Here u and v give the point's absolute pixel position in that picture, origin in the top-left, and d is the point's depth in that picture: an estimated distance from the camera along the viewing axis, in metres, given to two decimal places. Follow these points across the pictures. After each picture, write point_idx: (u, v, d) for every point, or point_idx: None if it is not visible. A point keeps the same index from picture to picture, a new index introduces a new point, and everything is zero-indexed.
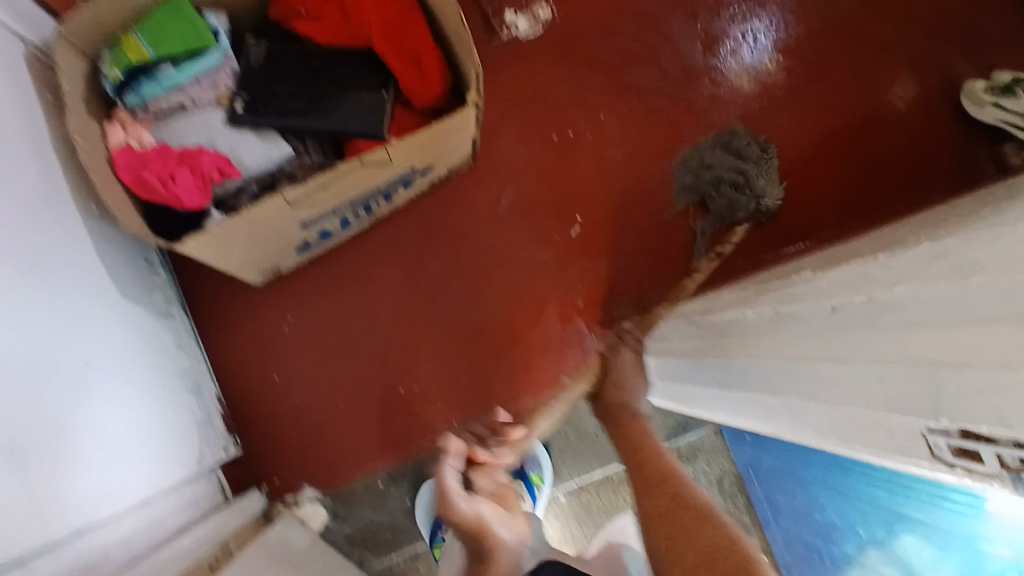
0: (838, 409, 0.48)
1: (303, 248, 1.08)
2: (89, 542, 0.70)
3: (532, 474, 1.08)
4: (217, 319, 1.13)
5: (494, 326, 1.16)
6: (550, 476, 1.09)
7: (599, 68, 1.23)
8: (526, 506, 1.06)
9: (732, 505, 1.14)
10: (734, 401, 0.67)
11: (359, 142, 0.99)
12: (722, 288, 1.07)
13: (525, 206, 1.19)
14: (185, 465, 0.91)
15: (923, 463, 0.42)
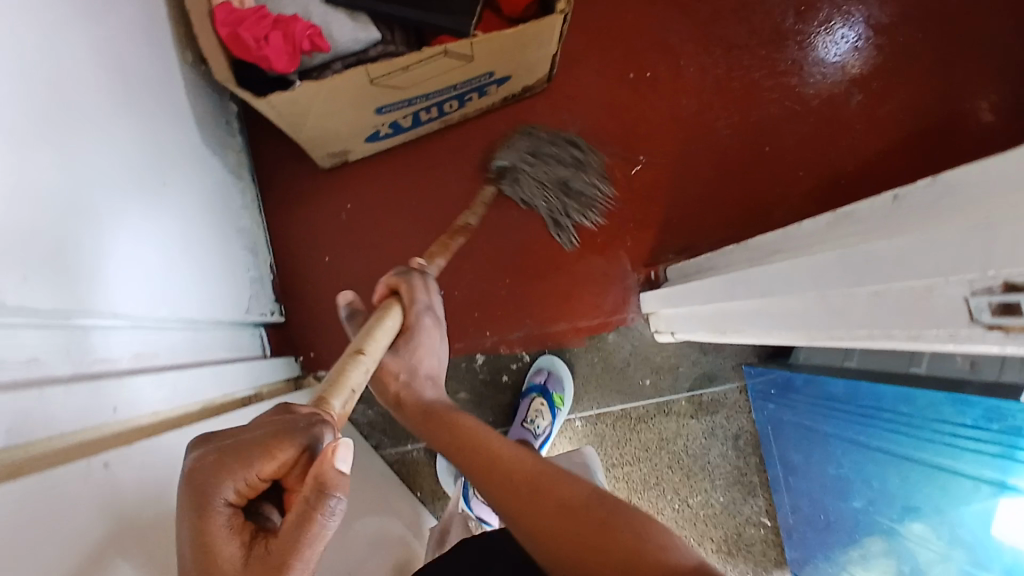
0: (885, 288, 0.49)
1: (374, 137, 1.12)
2: (148, 336, 0.73)
3: (555, 395, 1.12)
4: (281, 194, 1.18)
5: (542, 247, 1.18)
6: (570, 399, 1.14)
7: (688, 15, 1.23)
8: (545, 421, 1.11)
9: (745, 463, 1.16)
10: (773, 310, 0.68)
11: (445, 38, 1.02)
12: None
13: (591, 137, 1.20)
14: (234, 308, 0.95)
15: (960, 331, 0.43)
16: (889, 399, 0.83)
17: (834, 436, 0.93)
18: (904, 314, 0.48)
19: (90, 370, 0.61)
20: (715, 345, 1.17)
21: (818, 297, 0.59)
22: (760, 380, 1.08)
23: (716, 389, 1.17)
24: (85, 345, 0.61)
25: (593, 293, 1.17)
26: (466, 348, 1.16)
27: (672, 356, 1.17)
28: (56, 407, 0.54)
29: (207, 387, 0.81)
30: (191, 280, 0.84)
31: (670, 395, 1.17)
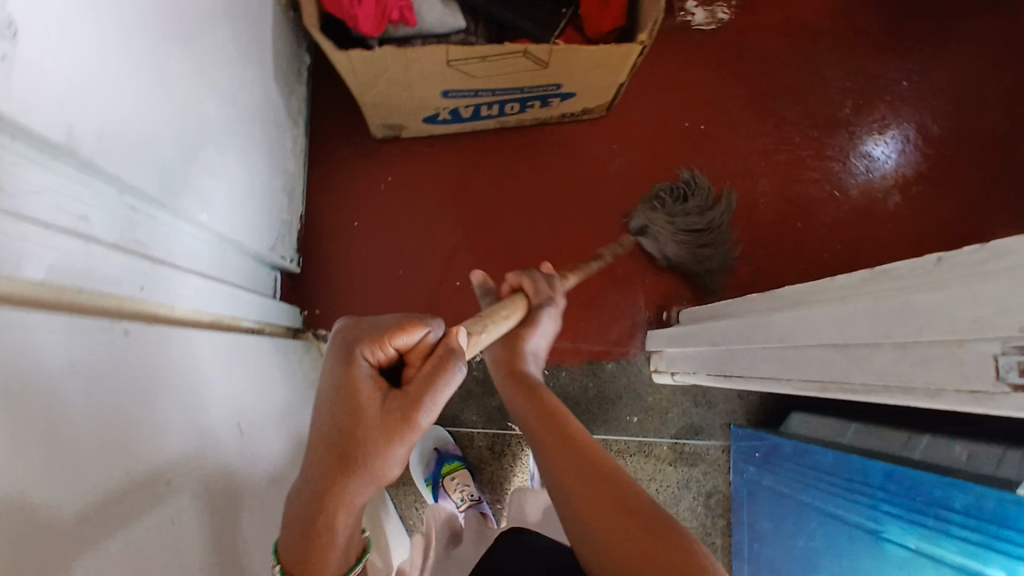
0: (914, 342, 0.50)
1: (431, 119, 1.15)
2: (181, 235, 0.74)
3: None
4: (327, 152, 1.19)
5: (564, 263, 1.20)
6: None
7: (751, 83, 1.27)
8: None
9: (711, 524, 1.16)
10: (788, 355, 0.69)
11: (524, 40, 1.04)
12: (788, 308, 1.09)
13: (635, 173, 1.23)
14: (259, 241, 0.96)
15: (985, 388, 0.44)
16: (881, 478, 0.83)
17: (809, 509, 0.92)
18: (932, 368, 0.48)
19: (126, 245, 0.62)
20: (707, 399, 1.18)
21: (840, 345, 0.60)
22: (744, 443, 1.07)
23: (700, 442, 1.17)
24: (129, 222, 0.62)
25: (602, 321, 1.19)
26: None
27: (664, 399, 1.18)
28: (93, 265, 0.55)
29: (220, 306, 0.81)
30: (230, 199, 0.85)
31: (653, 437, 1.17)
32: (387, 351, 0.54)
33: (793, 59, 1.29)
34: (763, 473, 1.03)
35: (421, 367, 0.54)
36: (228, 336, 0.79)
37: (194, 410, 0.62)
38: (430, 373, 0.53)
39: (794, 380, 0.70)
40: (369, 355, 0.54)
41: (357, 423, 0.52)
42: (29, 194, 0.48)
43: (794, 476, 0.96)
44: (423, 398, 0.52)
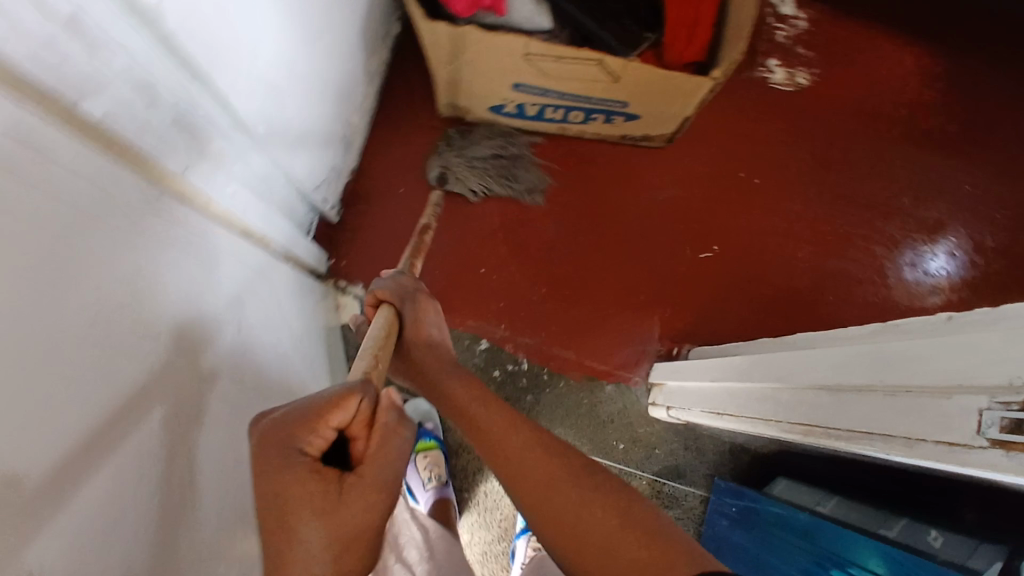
0: (906, 390, 0.49)
1: (496, 109, 1.18)
2: (240, 144, 0.76)
3: None
4: (392, 117, 1.23)
5: (589, 278, 1.21)
6: None
7: (817, 151, 1.27)
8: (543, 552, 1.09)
9: None
10: (784, 394, 0.69)
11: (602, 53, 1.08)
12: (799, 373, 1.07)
13: (680, 209, 1.24)
14: (307, 179, 0.99)
15: (963, 443, 0.43)
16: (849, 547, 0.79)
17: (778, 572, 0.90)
18: (918, 418, 0.48)
19: (185, 133, 0.64)
20: (697, 445, 1.17)
21: (835, 388, 0.59)
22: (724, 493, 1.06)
23: (680, 485, 1.16)
24: (198, 112, 0.65)
25: (612, 343, 1.19)
26: (475, 329, 1.18)
27: (655, 434, 1.17)
28: (150, 134, 0.58)
29: (257, 223, 0.85)
30: (292, 128, 0.88)
31: (635, 469, 1.16)
32: (322, 439, 0.51)
33: (864, 137, 1.28)
34: (736, 529, 1.01)
35: (374, 441, 0.53)
36: (251, 252, 0.82)
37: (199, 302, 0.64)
38: (381, 444, 0.53)
39: (782, 421, 0.69)
40: (307, 442, 0.51)
41: (314, 507, 0.48)
42: (121, 55, 0.51)
43: (766, 537, 0.93)
44: (389, 462, 0.53)
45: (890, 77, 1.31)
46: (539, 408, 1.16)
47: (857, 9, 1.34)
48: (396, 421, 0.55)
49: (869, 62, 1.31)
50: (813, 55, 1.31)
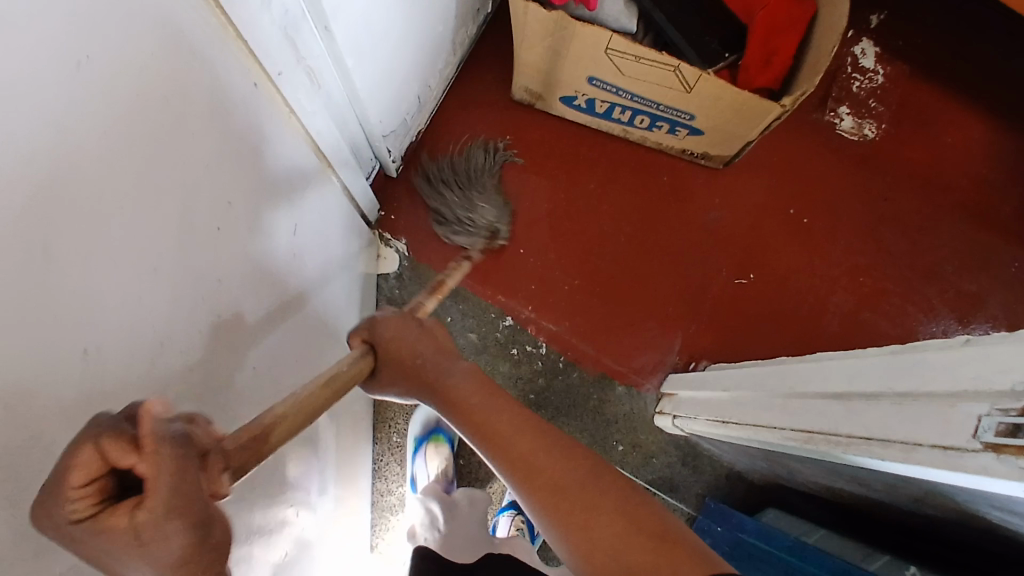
0: (912, 399, 0.51)
1: (567, 100, 1.22)
2: (336, 72, 0.81)
3: None
4: (466, 91, 1.28)
5: (623, 280, 1.23)
6: None
7: (871, 205, 1.28)
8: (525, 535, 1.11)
9: None
10: (793, 404, 0.70)
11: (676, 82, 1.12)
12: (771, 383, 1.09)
13: (725, 232, 1.26)
14: (381, 125, 1.04)
15: (955, 448, 0.45)
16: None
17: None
18: (921, 422, 0.49)
19: (296, 45, 0.69)
20: (695, 463, 1.18)
21: (844, 396, 0.61)
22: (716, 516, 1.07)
23: (670, 498, 1.16)
24: (307, 26, 0.70)
25: (632, 346, 1.21)
26: (503, 305, 1.21)
27: (655, 443, 1.18)
28: (269, 37, 0.62)
29: (329, 150, 0.89)
30: (378, 70, 0.93)
31: (628, 473, 1.17)
32: None
33: (920, 201, 1.29)
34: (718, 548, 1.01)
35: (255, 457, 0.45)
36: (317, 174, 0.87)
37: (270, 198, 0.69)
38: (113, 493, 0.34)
39: (785, 426, 0.70)
40: None
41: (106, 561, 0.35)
42: None
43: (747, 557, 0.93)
44: (188, 488, 0.35)
45: (955, 147, 1.32)
46: (549, 393, 1.18)
47: (936, 74, 1.35)
48: (174, 441, 0.35)
49: (937, 128, 1.33)
50: (884, 110, 1.32)
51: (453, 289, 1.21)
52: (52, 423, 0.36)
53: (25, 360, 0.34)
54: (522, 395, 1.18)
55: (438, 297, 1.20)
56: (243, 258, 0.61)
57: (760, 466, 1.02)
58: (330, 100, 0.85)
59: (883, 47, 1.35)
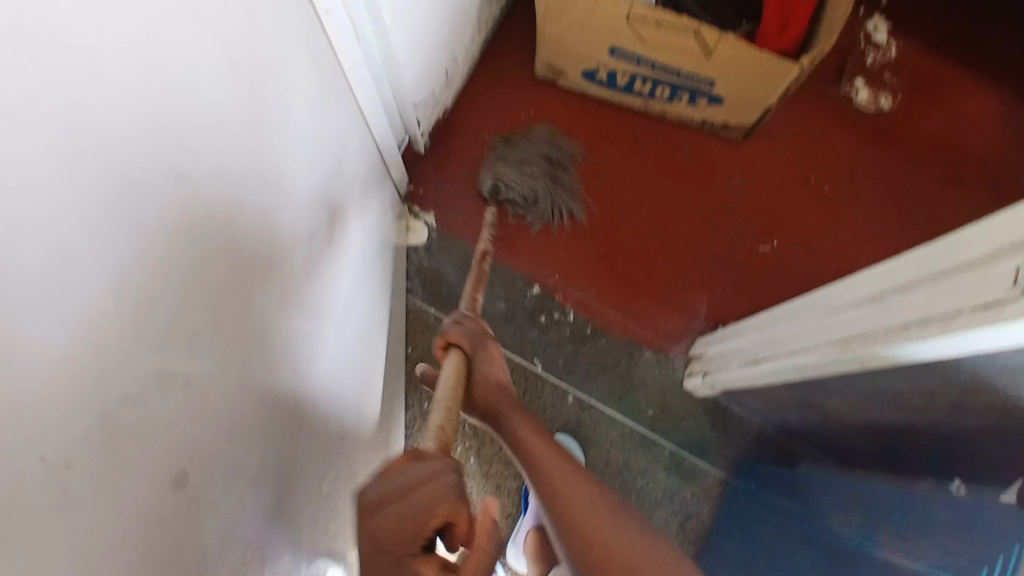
0: (953, 273, 0.52)
1: (589, 75, 1.26)
2: (378, 24, 0.86)
3: None
4: (491, 71, 1.32)
5: (648, 247, 1.25)
6: None
7: (891, 171, 1.30)
8: None
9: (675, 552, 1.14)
10: (826, 321, 0.71)
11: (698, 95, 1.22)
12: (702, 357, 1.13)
13: (748, 200, 1.28)
14: (413, 91, 1.08)
15: (1002, 302, 0.46)
16: (873, 506, 0.79)
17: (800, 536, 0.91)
18: (957, 292, 0.51)
19: None
20: (725, 426, 1.18)
21: (879, 297, 0.62)
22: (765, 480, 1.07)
23: (700, 462, 1.17)
24: None
25: (659, 311, 1.22)
26: (530, 274, 1.23)
27: (685, 408, 1.18)
28: None
29: (366, 107, 0.93)
30: (411, 34, 0.97)
31: (660, 438, 1.18)
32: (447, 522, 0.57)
33: (940, 166, 1.30)
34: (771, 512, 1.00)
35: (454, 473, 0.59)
36: (356, 128, 0.90)
37: (322, 133, 0.72)
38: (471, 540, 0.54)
39: (821, 343, 0.71)
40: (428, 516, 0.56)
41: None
42: None
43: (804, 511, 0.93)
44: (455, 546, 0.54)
45: (973, 117, 1.34)
46: (576, 359, 1.20)
47: (950, 47, 1.38)
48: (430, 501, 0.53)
49: (952, 99, 1.35)
50: (899, 82, 1.35)
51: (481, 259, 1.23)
52: (157, 249, 0.39)
53: (137, 175, 0.36)
54: (550, 361, 1.20)
55: (466, 266, 1.23)
56: (301, 175, 0.64)
57: (790, 416, 1.02)
58: (371, 55, 0.89)
59: (895, 22, 1.38)
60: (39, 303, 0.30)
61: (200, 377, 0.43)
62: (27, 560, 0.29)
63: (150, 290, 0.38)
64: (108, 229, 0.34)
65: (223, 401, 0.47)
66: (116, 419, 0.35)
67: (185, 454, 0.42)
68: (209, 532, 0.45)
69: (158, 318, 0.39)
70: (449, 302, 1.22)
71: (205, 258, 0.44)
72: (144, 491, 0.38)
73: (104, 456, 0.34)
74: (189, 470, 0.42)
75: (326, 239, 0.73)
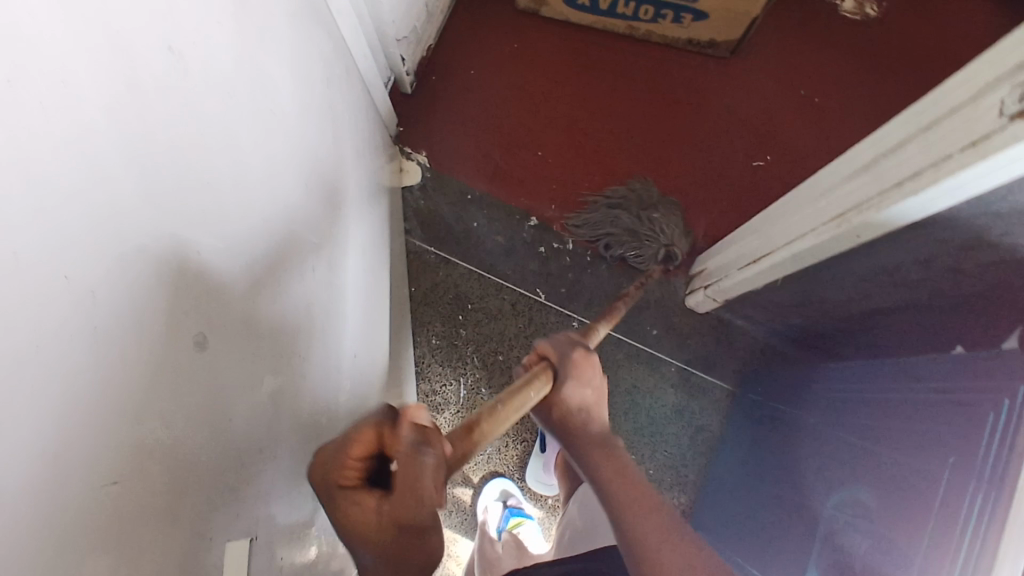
0: (938, 123, 0.53)
1: (571, 2, 1.25)
2: None
3: None
4: (473, 8, 1.31)
5: (642, 171, 1.25)
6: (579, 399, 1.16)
7: (881, 78, 1.29)
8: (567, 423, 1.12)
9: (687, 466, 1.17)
10: (817, 201, 0.72)
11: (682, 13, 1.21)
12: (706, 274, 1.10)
13: (740, 116, 1.27)
14: (395, 25, 1.07)
15: (987, 137, 0.47)
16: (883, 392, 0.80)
17: (815, 441, 0.94)
18: (945, 140, 0.52)
19: None
20: (729, 340, 1.19)
21: (869, 166, 0.63)
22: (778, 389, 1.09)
23: (708, 376, 1.19)
24: None
25: None
26: (527, 207, 1.23)
27: (688, 325, 1.20)
28: None
29: (348, 37, 0.92)
30: None
31: (666, 355, 1.19)
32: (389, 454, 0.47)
33: (930, 69, 1.30)
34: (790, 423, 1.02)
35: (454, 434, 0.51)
36: (340, 56, 0.89)
37: (306, 53, 0.71)
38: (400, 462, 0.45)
39: (817, 223, 0.72)
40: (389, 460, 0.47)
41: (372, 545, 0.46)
42: None
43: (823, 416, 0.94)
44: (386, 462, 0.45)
45: (959, 18, 1.33)
46: (578, 288, 1.21)
47: None
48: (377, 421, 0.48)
49: (938, 1, 1.34)
50: None
51: (476, 196, 1.23)
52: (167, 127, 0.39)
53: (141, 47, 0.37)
54: (553, 290, 1.21)
55: (461, 203, 1.23)
56: (292, 90, 0.64)
57: (792, 320, 1.03)
58: None
59: None
60: (72, 156, 0.31)
61: (208, 257, 0.45)
62: (67, 396, 0.31)
63: (159, 167, 0.39)
64: (122, 95, 0.35)
65: (232, 287, 0.49)
66: (130, 270, 0.36)
67: (203, 320, 0.44)
68: (228, 415, 0.47)
69: (169, 196, 0.40)
70: (448, 240, 1.22)
71: (207, 145, 0.45)
72: (169, 351, 0.40)
73: (128, 306, 0.36)
74: (207, 335, 0.44)
75: (321, 160, 0.74)
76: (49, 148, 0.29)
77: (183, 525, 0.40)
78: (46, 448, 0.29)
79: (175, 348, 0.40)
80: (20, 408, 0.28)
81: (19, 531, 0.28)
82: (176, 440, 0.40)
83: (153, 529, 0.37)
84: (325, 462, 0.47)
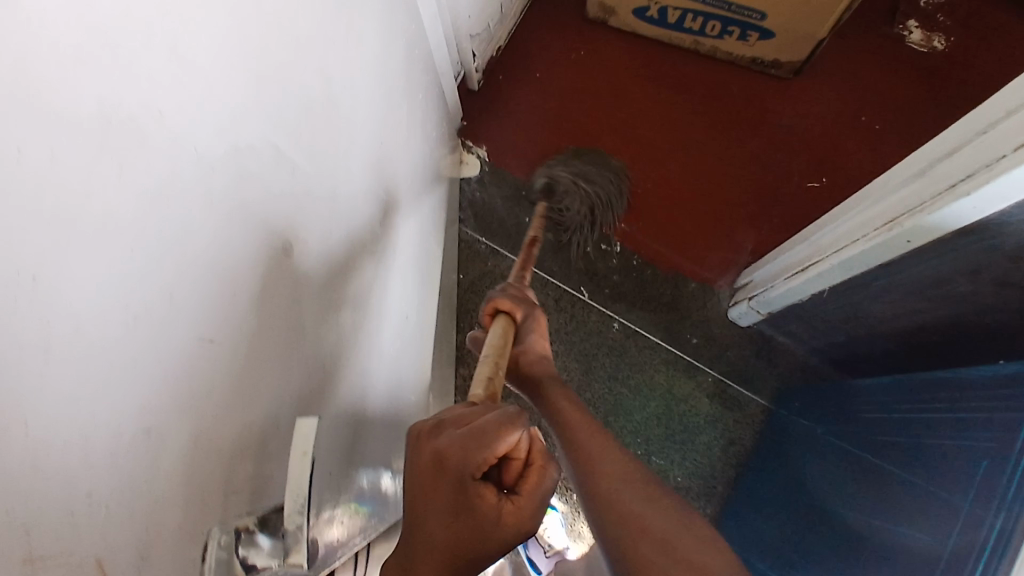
0: (998, 125, 0.55)
1: (640, 14, 1.29)
2: None
3: None
4: (544, 15, 1.37)
5: (695, 182, 1.27)
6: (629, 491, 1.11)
7: (945, 109, 1.28)
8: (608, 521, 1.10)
9: (716, 480, 1.14)
10: (870, 207, 0.74)
11: (748, 31, 1.24)
12: (755, 286, 1.10)
13: (797, 136, 1.28)
14: (471, 22, 1.13)
15: None
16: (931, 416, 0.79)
17: (856, 462, 0.92)
18: (1004, 140, 0.53)
19: None
20: (771, 356, 1.17)
21: (924, 170, 0.64)
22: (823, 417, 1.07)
23: (744, 390, 1.18)
24: None
25: (706, 245, 1.23)
26: None
27: (730, 336, 1.19)
28: None
29: (428, 26, 0.98)
30: None
31: (705, 365, 1.19)
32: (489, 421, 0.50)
33: None
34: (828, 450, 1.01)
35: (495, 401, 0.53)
36: (419, 41, 0.94)
37: (392, 29, 0.76)
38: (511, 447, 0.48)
39: (869, 229, 0.73)
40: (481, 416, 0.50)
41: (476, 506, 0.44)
42: None
43: (864, 440, 0.93)
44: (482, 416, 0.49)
45: None
46: (620, 291, 1.22)
47: None
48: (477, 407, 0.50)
49: (1009, 39, 1.33)
50: (952, 23, 1.35)
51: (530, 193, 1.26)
52: (292, 55, 0.44)
53: None
54: (597, 289, 1.22)
55: (515, 198, 1.26)
56: (377, 58, 0.69)
57: (836, 337, 1.03)
58: None
59: None
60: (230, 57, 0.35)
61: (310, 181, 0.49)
62: (218, 265, 0.34)
63: (284, 86, 0.43)
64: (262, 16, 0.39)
65: (320, 214, 0.51)
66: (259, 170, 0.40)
67: (291, 231, 0.45)
68: (310, 332, 0.48)
69: (290, 117, 0.44)
70: (499, 232, 1.25)
71: (316, 79, 0.49)
72: (268, 251, 0.41)
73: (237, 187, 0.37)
74: (292, 246, 0.45)
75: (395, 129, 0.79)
76: (217, 46, 0.34)
77: (274, 423, 0.41)
78: (202, 301, 0.33)
79: (273, 248, 0.42)
80: (194, 260, 0.32)
81: (185, 368, 0.31)
82: (276, 342, 0.42)
83: (264, 412, 0.39)
84: (478, 439, 0.43)
